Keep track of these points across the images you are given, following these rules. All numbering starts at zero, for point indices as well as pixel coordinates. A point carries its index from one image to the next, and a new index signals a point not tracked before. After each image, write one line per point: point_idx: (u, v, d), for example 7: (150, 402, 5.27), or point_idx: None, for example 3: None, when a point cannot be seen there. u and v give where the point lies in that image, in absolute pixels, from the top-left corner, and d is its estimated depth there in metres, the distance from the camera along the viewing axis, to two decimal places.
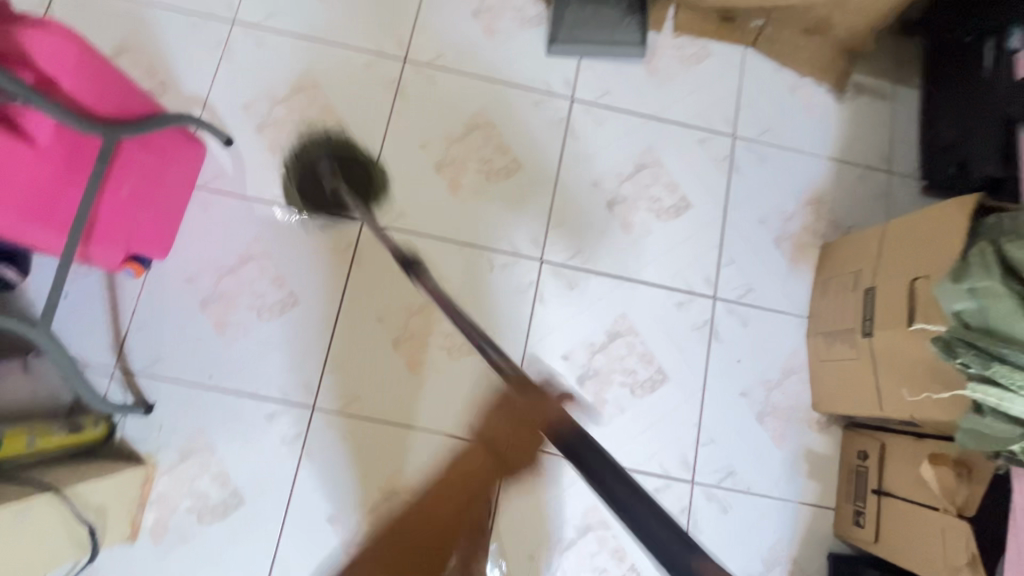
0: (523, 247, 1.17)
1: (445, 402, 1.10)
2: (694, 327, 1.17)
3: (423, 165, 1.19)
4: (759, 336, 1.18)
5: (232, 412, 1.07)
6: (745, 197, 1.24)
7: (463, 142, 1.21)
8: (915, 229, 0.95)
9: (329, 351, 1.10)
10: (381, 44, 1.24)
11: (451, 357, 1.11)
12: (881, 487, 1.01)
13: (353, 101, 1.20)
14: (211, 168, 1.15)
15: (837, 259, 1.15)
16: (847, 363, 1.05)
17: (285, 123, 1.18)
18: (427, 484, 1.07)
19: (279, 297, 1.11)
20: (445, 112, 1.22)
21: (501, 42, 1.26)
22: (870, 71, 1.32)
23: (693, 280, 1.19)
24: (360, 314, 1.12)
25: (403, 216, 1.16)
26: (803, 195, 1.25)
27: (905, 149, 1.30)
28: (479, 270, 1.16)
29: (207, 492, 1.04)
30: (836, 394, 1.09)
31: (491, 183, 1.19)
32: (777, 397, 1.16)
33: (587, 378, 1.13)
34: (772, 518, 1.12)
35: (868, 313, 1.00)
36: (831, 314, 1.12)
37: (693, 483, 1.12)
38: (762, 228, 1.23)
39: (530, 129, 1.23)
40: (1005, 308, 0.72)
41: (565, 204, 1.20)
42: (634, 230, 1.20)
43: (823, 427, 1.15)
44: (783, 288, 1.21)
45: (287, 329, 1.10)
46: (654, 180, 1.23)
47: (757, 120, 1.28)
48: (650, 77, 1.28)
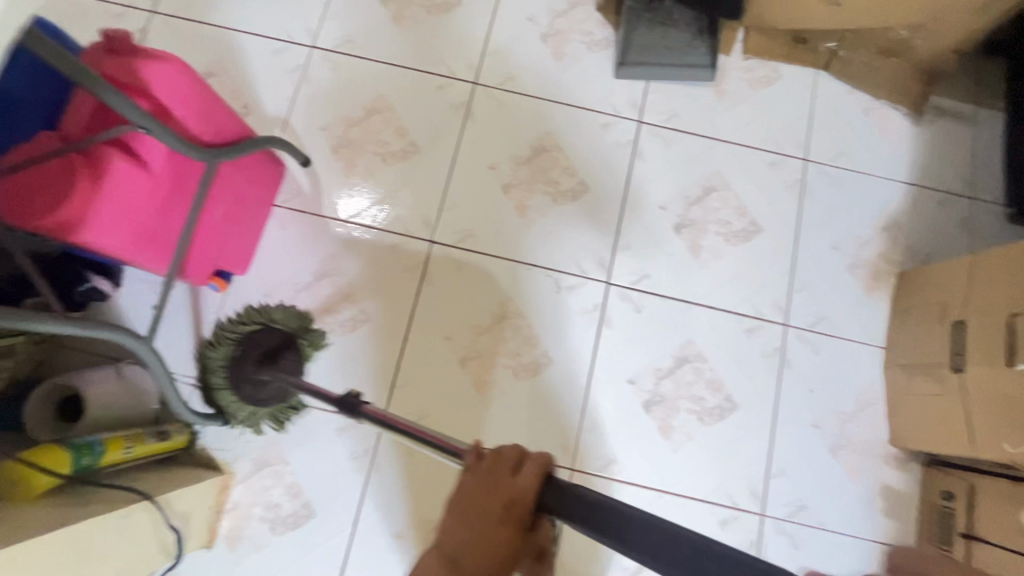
0: (590, 268, 1.17)
1: (511, 423, 1.10)
2: (764, 354, 1.14)
3: (491, 186, 1.21)
4: (832, 366, 1.15)
5: (305, 424, 1.09)
6: (817, 222, 1.21)
7: (531, 164, 1.22)
8: (1011, 262, 0.91)
9: (398, 369, 1.12)
10: (452, 67, 1.27)
11: (517, 378, 1.11)
12: (971, 531, 0.96)
13: (425, 123, 1.23)
14: (289, 187, 1.19)
15: (918, 289, 1.11)
16: (932, 399, 1.01)
17: (360, 144, 1.22)
18: None
19: (351, 314, 1.14)
20: (513, 135, 1.23)
21: (569, 64, 1.28)
22: (950, 92, 1.28)
23: (763, 306, 1.17)
24: (428, 332, 1.14)
25: (472, 237, 1.18)
26: (879, 220, 1.22)
27: (987, 174, 1.25)
28: (546, 291, 1.16)
29: (279, 502, 1.07)
30: (918, 429, 1.05)
31: (558, 205, 1.20)
32: (852, 430, 1.12)
33: (654, 404, 1.12)
34: (847, 557, 1.08)
35: (958, 346, 0.96)
36: (913, 346, 1.08)
37: (764, 515, 1.08)
38: (835, 254, 1.20)
39: (597, 151, 1.23)
40: None
41: (632, 226, 1.20)
42: (702, 254, 1.19)
43: (901, 463, 1.11)
44: (858, 316, 1.17)
45: (358, 345, 1.13)
46: (723, 204, 1.21)
47: (829, 144, 1.25)
48: (719, 100, 1.27)
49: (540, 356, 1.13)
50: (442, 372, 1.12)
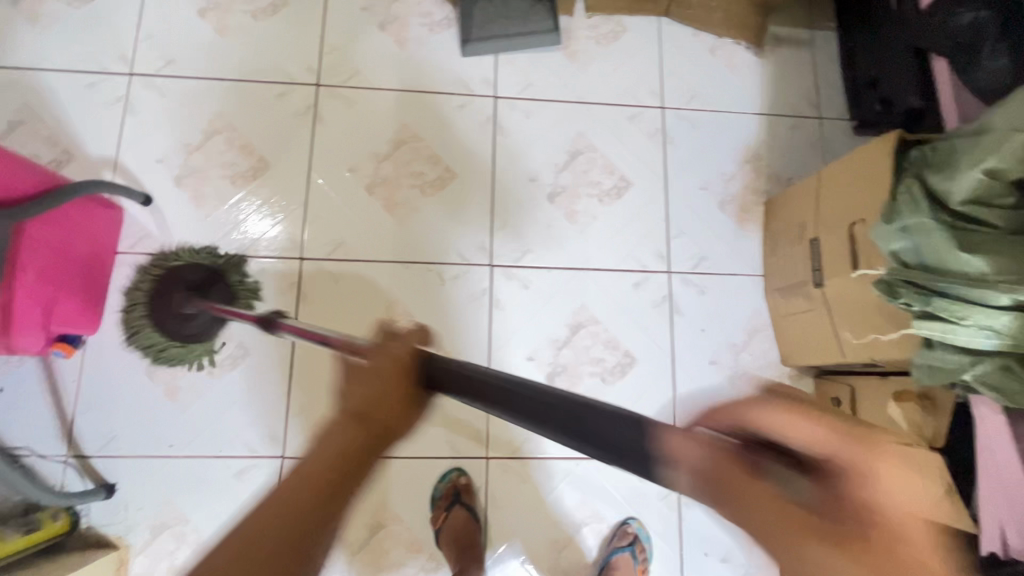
0: (470, 254, 1.15)
1: (417, 426, 1.08)
2: (654, 305, 1.17)
3: (354, 189, 1.15)
4: (718, 303, 1.18)
5: (200, 477, 1.03)
6: (683, 167, 1.24)
7: (391, 159, 1.17)
8: (846, 175, 0.95)
9: (290, 396, 1.06)
10: (290, 70, 1.19)
11: None
12: None
13: (271, 135, 1.16)
14: (134, 231, 1.10)
15: (782, 213, 1.15)
16: (805, 315, 1.05)
17: (204, 170, 1.14)
18: (414, 511, 1.05)
19: (228, 351, 1.07)
20: (368, 131, 1.18)
21: (414, 50, 1.23)
22: (785, 21, 1.33)
23: (645, 257, 1.19)
24: (315, 351, 1.08)
25: (343, 245, 1.13)
26: (739, 154, 1.25)
27: (830, 93, 1.30)
28: (429, 285, 1.13)
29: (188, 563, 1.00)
30: (800, 346, 1.10)
31: (427, 196, 1.16)
32: (746, 359, 1.16)
33: (556, 375, 1.12)
34: None
35: (817, 263, 1.00)
36: (784, 269, 1.12)
37: None
38: (705, 194, 1.23)
39: (458, 133, 1.20)
40: (933, 241, 0.73)
41: (505, 203, 1.18)
42: (578, 218, 1.19)
43: (796, 380, 1.16)
44: (734, 251, 1.21)
45: (242, 381, 1.06)
46: (591, 165, 1.21)
47: (682, 88, 1.27)
48: (570, 62, 1.26)
49: (434, 353, 1.10)
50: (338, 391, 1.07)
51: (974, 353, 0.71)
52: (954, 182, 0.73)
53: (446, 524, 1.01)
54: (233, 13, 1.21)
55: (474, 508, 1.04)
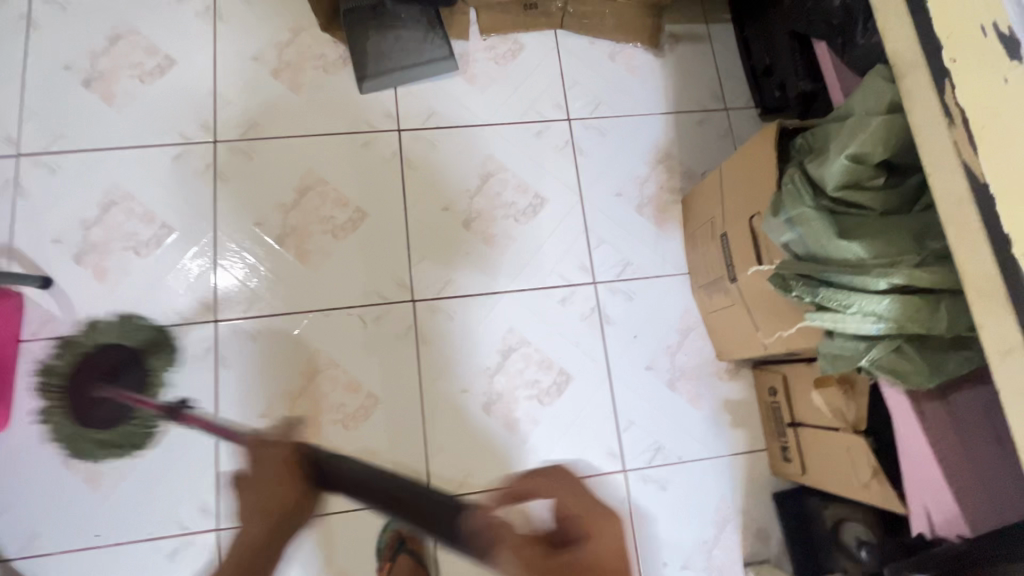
0: (390, 292, 1.13)
1: None
2: (583, 317, 1.16)
3: (264, 242, 1.13)
4: (647, 306, 1.17)
5: (131, 563, 0.99)
6: (595, 175, 1.23)
7: (299, 207, 1.15)
8: (741, 167, 0.95)
9: (218, 465, 1.03)
10: (185, 131, 1.17)
11: (350, 428, 1.06)
12: (794, 420, 1.02)
13: (171, 198, 1.13)
14: (37, 316, 1.06)
15: (696, 210, 1.15)
16: (727, 311, 1.05)
17: (106, 244, 1.10)
18: (361, 564, 1.02)
19: (148, 427, 1.03)
20: (271, 182, 1.16)
21: (311, 93, 1.21)
22: (680, 18, 1.34)
23: (569, 271, 1.18)
24: (239, 414, 1.05)
25: (258, 301, 1.10)
26: (650, 156, 1.25)
27: (733, 82, 1.31)
28: (352, 330, 1.10)
29: None
30: (728, 340, 1.09)
31: (339, 239, 1.14)
32: (682, 360, 1.15)
33: (492, 403, 1.10)
34: (710, 480, 1.11)
35: (728, 257, 1.00)
36: (703, 265, 1.12)
37: (625, 470, 1.10)
38: (620, 200, 1.22)
39: (364, 172, 1.18)
40: (815, 231, 0.71)
41: (420, 236, 1.16)
42: (497, 241, 1.18)
43: (734, 373, 1.15)
44: (657, 252, 1.20)
45: (166, 457, 1.03)
46: (505, 186, 1.21)
47: (586, 97, 1.27)
48: (470, 86, 1.25)
49: (364, 399, 1.08)
50: None
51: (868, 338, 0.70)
52: (827, 169, 0.72)
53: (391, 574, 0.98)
54: (120, 80, 1.18)
55: (419, 553, 1.01)
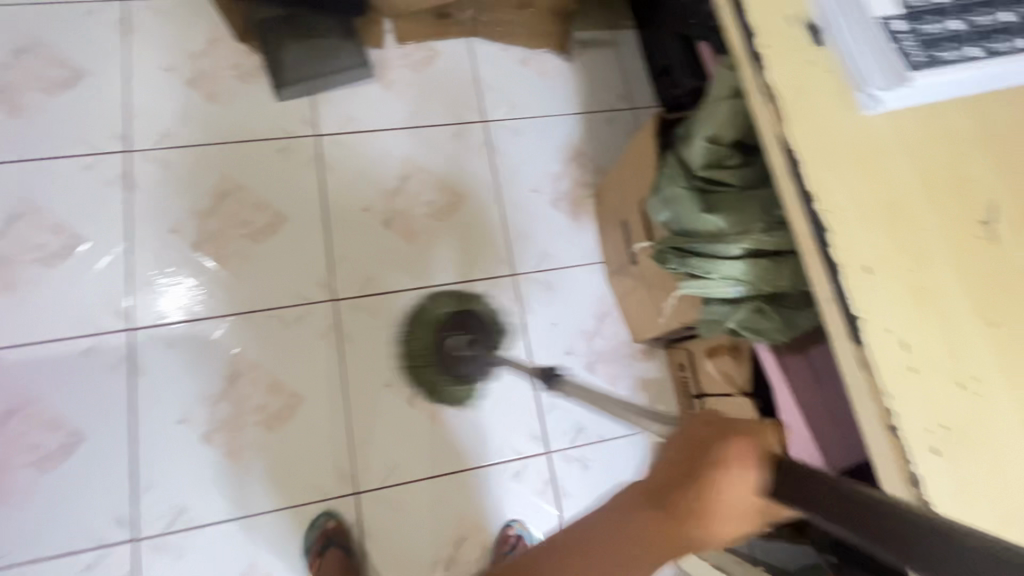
0: (312, 292, 1.14)
1: (279, 475, 1.05)
2: (504, 308, 1.20)
3: (181, 249, 1.13)
4: (564, 295, 1.23)
5: None
6: (512, 172, 1.29)
7: (217, 212, 1.16)
8: (633, 156, 1.02)
9: (136, 473, 1.01)
10: (96, 142, 1.16)
11: (273, 427, 1.07)
12: (699, 391, 1.09)
13: (83, 209, 1.12)
14: None
15: (605, 202, 1.23)
16: (633, 293, 1.11)
17: (13, 258, 1.08)
18: (288, 563, 1.02)
19: (60, 440, 1.01)
20: (187, 189, 1.16)
21: (227, 102, 1.23)
22: (587, 25, 1.42)
23: (489, 265, 1.22)
24: (157, 421, 1.04)
25: (177, 307, 1.10)
26: (564, 153, 1.32)
27: (638, 84, 1.40)
28: (274, 332, 1.11)
29: None
30: (637, 322, 1.16)
31: (259, 243, 1.16)
32: (600, 343, 1.21)
33: (417, 395, 1.13)
34: (630, 456, 1.16)
35: (629, 242, 1.07)
36: (612, 252, 1.19)
37: (549, 452, 1.14)
38: (536, 195, 1.29)
39: (284, 177, 1.20)
40: (682, 207, 0.79)
41: (342, 237, 1.19)
42: (418, 238, 1.21)
43: (648, 354, 1.22)
44: (573, 243, 1.27)
45: (79, 469, 1.00)
46: (424, 185, 1.25)
47: (501, 100, 1.34)
48: (387, 92, 1.30)
49: (287, 399, 1.08)
50: (188, 458, 1.03)
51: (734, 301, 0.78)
52: (690, 152, 0.80)
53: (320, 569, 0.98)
54: (26, 93, 1.17)
55: (348, 546, 1.02)
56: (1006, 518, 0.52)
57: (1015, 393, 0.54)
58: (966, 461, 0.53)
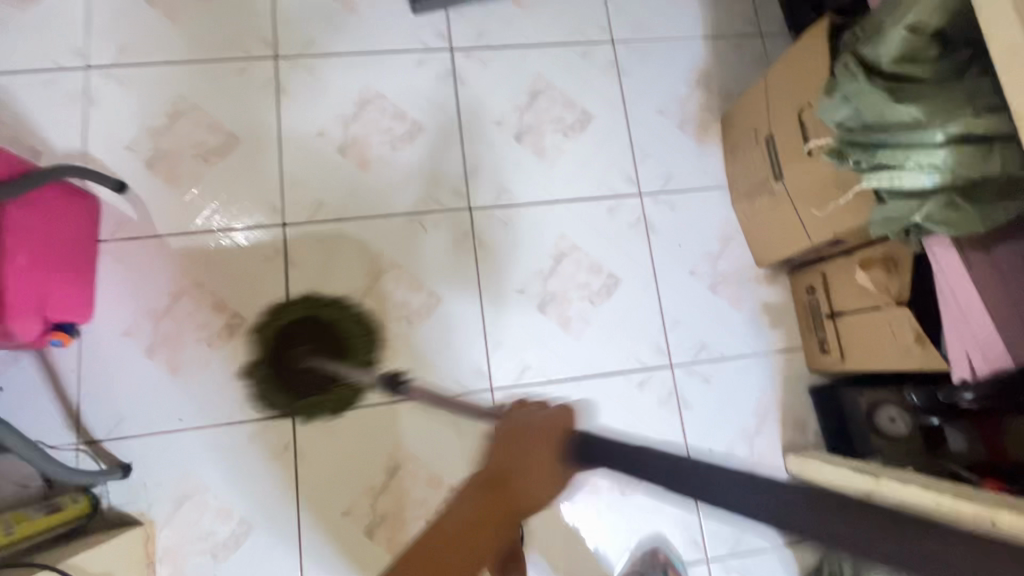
0: (449, 201, 1.18)
1: (420, 367, 1.11)
2: (630, 226, 1.22)
3: (327, 152, 1.18)
4: (689, 217, 1.24)
5: (213, 445, 1.04)
6: (640, 94, 1.29)
7: (359, 119, 1.20)
8: (789, 67, 1.01)
9: (292, 354, 1.09)
10: (247, 47, 1.21)
11: (416, 322, 1.12)
12: (833, 311, 1.09)
13: (237, 111, 1.18)
14: (113, 218, 1.11)
15: (736, 124, 1.22)
16: (771, 212, 1.11)
17: (175, 152, 1.15)
18: (431, 449, 1.08)
19: (224, 321, 1.09)
20: (330, 96, 1.20)
21: (366, 13, 1.25)
22: None
23: (616, 183, 1.24)
24: (309, 310, 1.11)
25: (324, 207, 1.15)
26: (691, 77, 1.31)
27: (766, 10, 1.37)
28: (414, 235, 1.16)
29: (212, 529, 1.01)
30: (767, 243, 1.16)
31: (399, 150, 1.19)
32: (723, 266, 1.22)
33: (548, 303, 1.16)
34: (752, 376, 1.18)
35: (774, 158, 1.06)
36: (744, 174, 1.18)
37: (673, 366, 1.16)
38: (663, 117, 1.28)
39: (421, 89, 1.23)
40: (871, 100, 0.77)
41: (475, 148, 1.21)
42: (548, 154, 1.23)
43: (771, 279, 1.22)
44: (699, 166, 1.27)
45: (241, 348, 1.08)
46: (553, 103, 1.26)
47: (629, 22, 1.32)
48: (518, 9, 1.30)
49: (428, 298, 1.14)
50: (338, 345, 1.10)
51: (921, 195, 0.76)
52: (882, 45, 0.78)
53: None
54: None
55: None
56: None
57: None
58: None
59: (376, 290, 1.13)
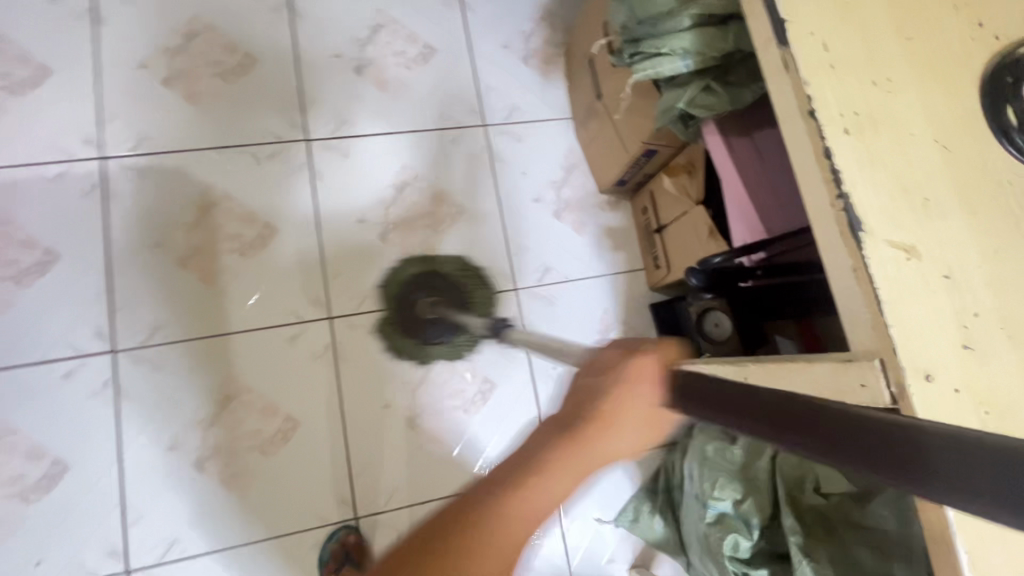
0: (284, 132, 1.16)
1: (253, 298, 1.08)
2: (475, 156, 1.23)
3: (150, 85, 1.13)
4: (534, 146, 1.26)
5: (23, 385, 0.99)
6: (484, 27, 1.30)
7: (185, 51, 1.16)
8: None
9: (112, 289, 1.04)
10: None
11: (251, 253, 1.10)
12: (659, 226, 1.13)
13: (47, 42, 1.11)
14: None
15: (573, 55, 1.25)
16: (600, 133, 1.15)
17: None
18: (265, 380, 1.06)
19: (34, 258, 1.03)
20: (151, 28, 1.15)
21: None
22: None
23: (460, 115, 1.25)
24: (133, 243, 1.06)
25: (147, 139, 1.11)
26: (535, 12, 1.33)
27: None
28: (246, 167, 1.13)
29: (22, 472, 0.96)
30: (602, 167, 1.20)
31: (229, 82, 1.16)
32: (567, 193, 1.25)
33: (389, 231, 1.16)
34: (595, 295, 1.22)
35: (595, 76, 1.10)
36: (580, 102, 1.22)
37: (517, 289, 1.19)
38: (507, 52, 1.30)
39: (253, 21, 1.20)
40: None
41: (311, 81, 1.20)
42: (389, 86, 1.23)
43: (613, 204, 1.26)
44: (543, 98, 1.29)
45: (53, 285, 1.02)
46: (394, 37, 1.25)
47: None
48: None
49: (262, 229, 1.11)
50: (162, 280, 1.06)
51: (699, 501, 0.84)
52: None
53: None
54: None
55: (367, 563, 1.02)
56: (902, 186, 0.56)
57: (924, 96, 0.58)
58: (873, 141, 0.56)
59: (205, 223, 1.09)
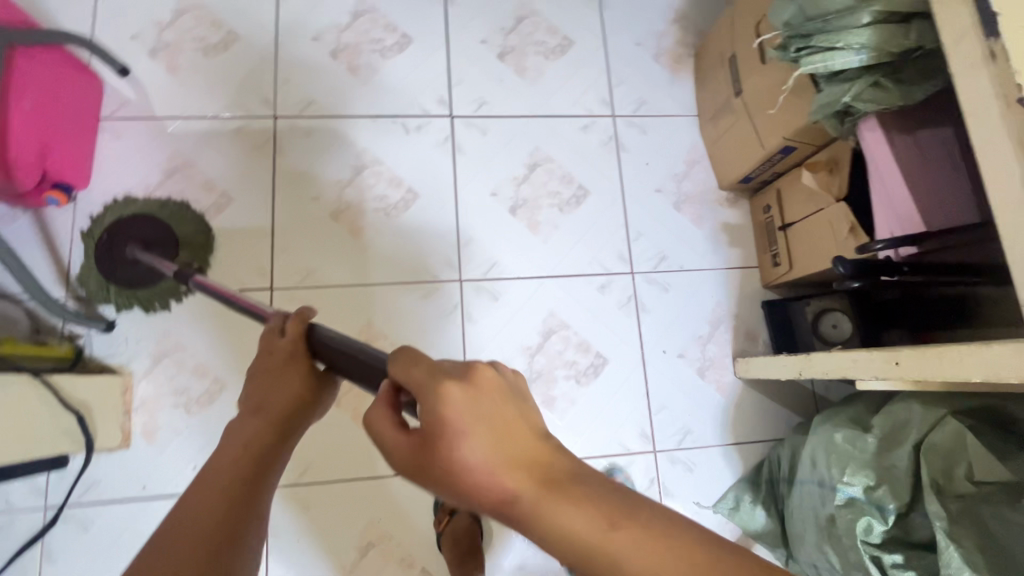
0: (431, 107, 1.26)
1: (392, 255, 1.17)
2: (602, 143, 1.29)
3: (320, 55, 1.25)
4: (659, 139, 1.31)
5: (195, 308, 1.11)
6: (620, 24, 1.36)
7: (351, 28, 1.27)
8: None
9: (274, 234, 1.15)
10: None
11: (394, 214, 1.19)
12: (784, 223, 1.16)
13: (237, 11, 1.25)
14: (115, 98, 1.18)
15: (707, 55, 1.29)
16: (732, 129, 1.19)
17: (177, 43, 1.22)
18: (398, 330, 1.15)
19: (211, 198, 1.15)
20: (324, 6, 1.27)
21: None
22: None
23: (591, 105, 1.31)
24: (295, 194, 1.18)
25: (313, 103, 1.22)
26: (670, 13, 1.38)
27: None
28: (396, 136, 1.23)
29: (187, 385, 1.08)
30: (728, 163, 1.24)
31: (386, 59, 1.27)
32: (688, 186, 1.29)
33: (518, 206, 1.23)
34: (707, 287, 1.25)
35: (736, 74, 1.14)
36: (711, 100, 1.27)
37: (633, 273, 1.23)
38: (640, 49, 1.36)
39: (411, 5, 1.30)
40: None
41: (458, 63, 1.29)
42: (528, 73, 1.31)
43: (733, 202, 1.29)
44: (671, 95, 1.34)
45: (226, 225, 1.15)
46: (536, 28, 1.33)
47: None
48: None
49: (406, 193, 1.21)
50: (317, 230, 1.17)
51: (824, 486, 0.89)
52: None
53: (448, 527, 1.04)
54: None
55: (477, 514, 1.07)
56: None
57: None
58: None
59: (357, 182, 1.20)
